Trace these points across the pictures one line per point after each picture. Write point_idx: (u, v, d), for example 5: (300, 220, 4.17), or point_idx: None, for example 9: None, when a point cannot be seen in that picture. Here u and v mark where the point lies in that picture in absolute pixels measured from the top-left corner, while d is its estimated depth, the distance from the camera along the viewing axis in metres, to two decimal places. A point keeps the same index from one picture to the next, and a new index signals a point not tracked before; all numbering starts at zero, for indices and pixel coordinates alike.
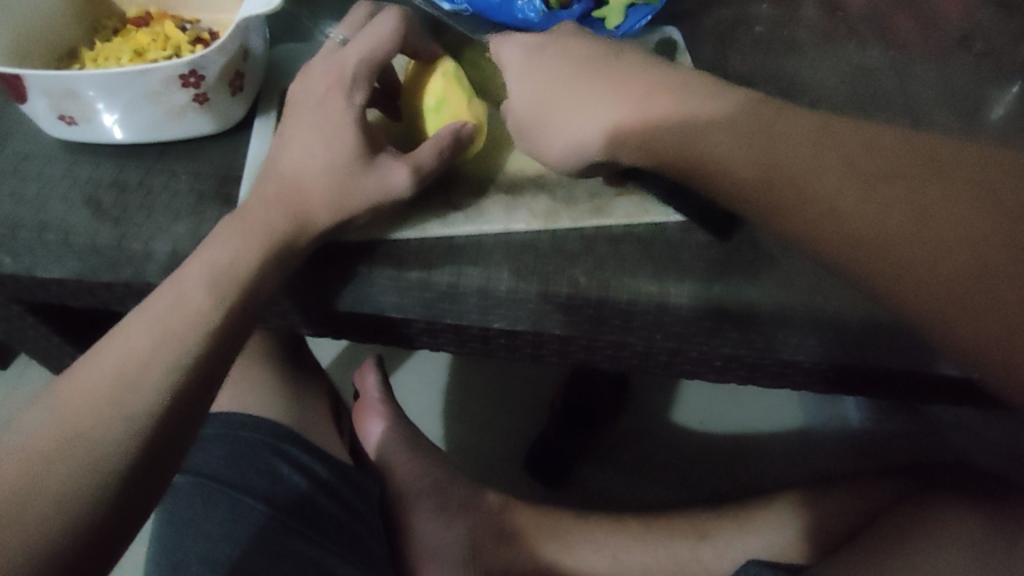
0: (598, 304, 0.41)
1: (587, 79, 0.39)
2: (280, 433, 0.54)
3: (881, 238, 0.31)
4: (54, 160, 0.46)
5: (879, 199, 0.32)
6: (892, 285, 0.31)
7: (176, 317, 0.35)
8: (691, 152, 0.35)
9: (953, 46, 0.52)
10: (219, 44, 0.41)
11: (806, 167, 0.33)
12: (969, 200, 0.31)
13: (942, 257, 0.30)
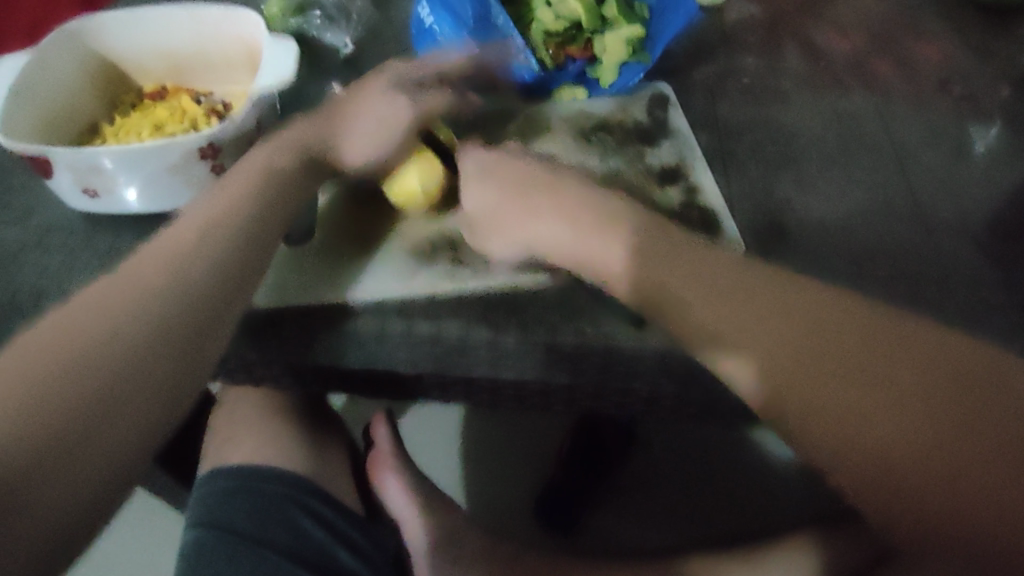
0: (605, 354, 0.41)
1: (534, 202, 0.44)
2: (298, 486, 0.55)
3: (758, 359, 0.35)
4: (76, 231, 0.48)
5: (759, 316, 0.36)
6: (812, 398, 0.33)
7: (162, 268, 0.38)
8: (599, 264, 0.41)
9: (933, 88, 0.54)
10: (237, 119, 0.45)
11: (698, 289, 0.37)
12: (834, 330, 0.34)
13: (815, 383, 0.33)
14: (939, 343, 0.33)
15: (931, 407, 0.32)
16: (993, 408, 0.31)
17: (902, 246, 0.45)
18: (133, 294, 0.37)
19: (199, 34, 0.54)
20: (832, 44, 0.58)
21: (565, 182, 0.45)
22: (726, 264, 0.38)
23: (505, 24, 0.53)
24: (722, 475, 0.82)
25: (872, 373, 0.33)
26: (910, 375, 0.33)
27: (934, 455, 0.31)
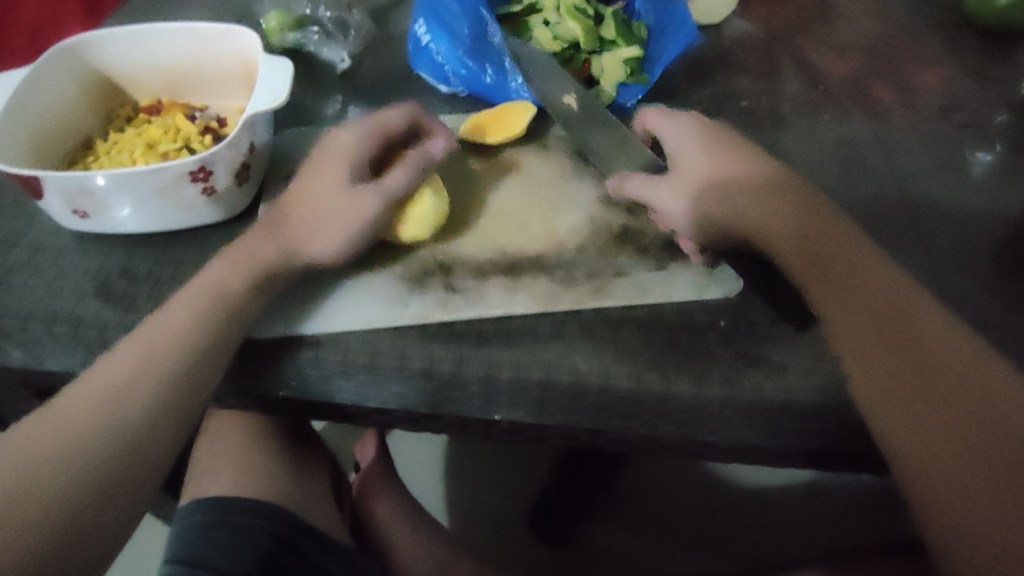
0: (600, 391, 0.41)
1: (722, 168, 0.46)
2: (278, 516, 0.54)
3: (882, 397, 0.36)
4: (66, 251, 0.48)
5: (890, 362, 0.37)
6: (916, 447, 0.34)
7: (160, 341, 0.39)
8: (838, 268, 0.40)
9: (933, 115, 0.54)
10: (229, 141, 0.44)
11: (852, 316, 0.39)
12: (964, 402, 0.34)
13: (919, 435, 0.34)
14: (967, 358, 0.36)
15: (948, 402, 0.35)
16: (1001, 411, 0.34)
17: None
18: (127, 369, 0.38)
19: (194, 48, 0.53)
20: (832, 68, 0.58)
21: (728, 151, 0.47)
22: (885, 301, 0.39)
23: (505, 42, 0.55)
24: (718, 493, 0.80)
25: (917, 363, 0.36)
26: (942, 373, 0.35)
27: (938, 445, 0.34)
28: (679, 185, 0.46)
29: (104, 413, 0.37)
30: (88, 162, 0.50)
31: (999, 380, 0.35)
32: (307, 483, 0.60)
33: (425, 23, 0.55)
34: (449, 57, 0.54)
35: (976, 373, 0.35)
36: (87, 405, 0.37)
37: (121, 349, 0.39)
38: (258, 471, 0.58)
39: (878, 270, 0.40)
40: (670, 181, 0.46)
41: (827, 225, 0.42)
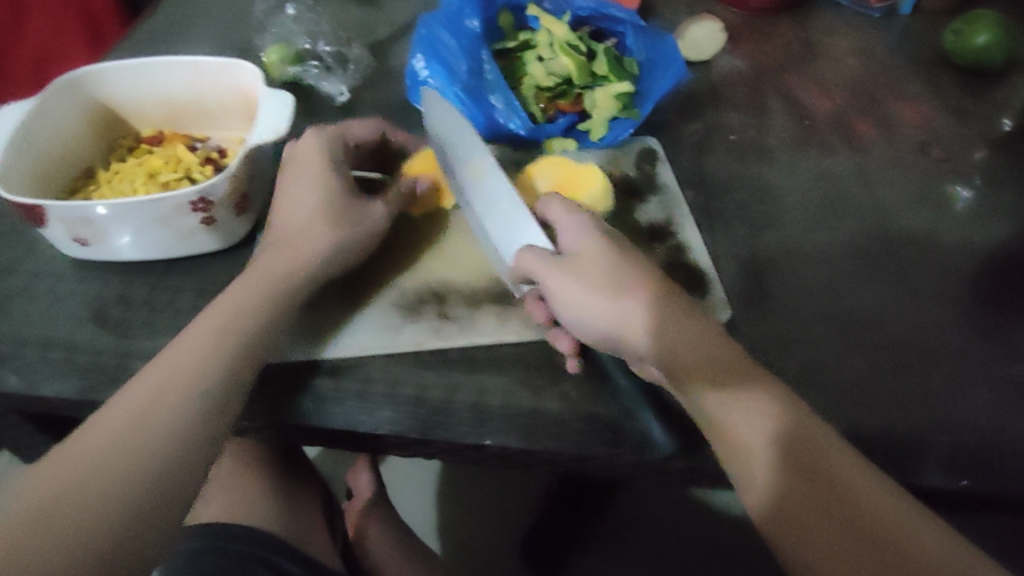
0: (588, 419, 0.42)
1: (592, 267, 0.40)
2: (265, 542, 0.54)
3: (781, 510, 0.32)
4: (64, 278, 0.48)
5: (790, 485, 0.33)
6: (823, 573, 0.30)
7: (173, 376, 0.37)
8: (695, 391, 0.36)
9: (914, 151, 0.55)
10: (228, 173, 0.45)
11: (768, 430, 0.34)
12: (870, 532, 0.30)
13: (835, 558, 0.30)
14: (904, 508, 0.31)
15: (880, 553, 0.30)
16: (926, 573, 0.29)
17: (881, 312, 0.46)
18: (147, 406, 0.36)
19: (197, 81, 0.54)
20: (816, 104, 0.60)
21: (621, 238, 0.42)
22: (791, 417, 0.34)
23: (498, 80, 0.55)
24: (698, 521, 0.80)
25: (845, 508, 0.31)
26: (871, 523, 0.31)
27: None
28: (575, 276, 0.40)
29: (125, 449, 0.34)
30: (90, 191, 0.51)
31: (929, 532, 0.30)
32: (296, 510, 0.60)
33: (422, 57, 0.56)
34: (445, 92, 0.55)
35: (910, 526, 0.30)
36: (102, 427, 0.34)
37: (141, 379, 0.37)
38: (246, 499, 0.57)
39: (783, 396, 0.35)
40: (568, 268, 0.40)
41: (732, 350, 0.37)
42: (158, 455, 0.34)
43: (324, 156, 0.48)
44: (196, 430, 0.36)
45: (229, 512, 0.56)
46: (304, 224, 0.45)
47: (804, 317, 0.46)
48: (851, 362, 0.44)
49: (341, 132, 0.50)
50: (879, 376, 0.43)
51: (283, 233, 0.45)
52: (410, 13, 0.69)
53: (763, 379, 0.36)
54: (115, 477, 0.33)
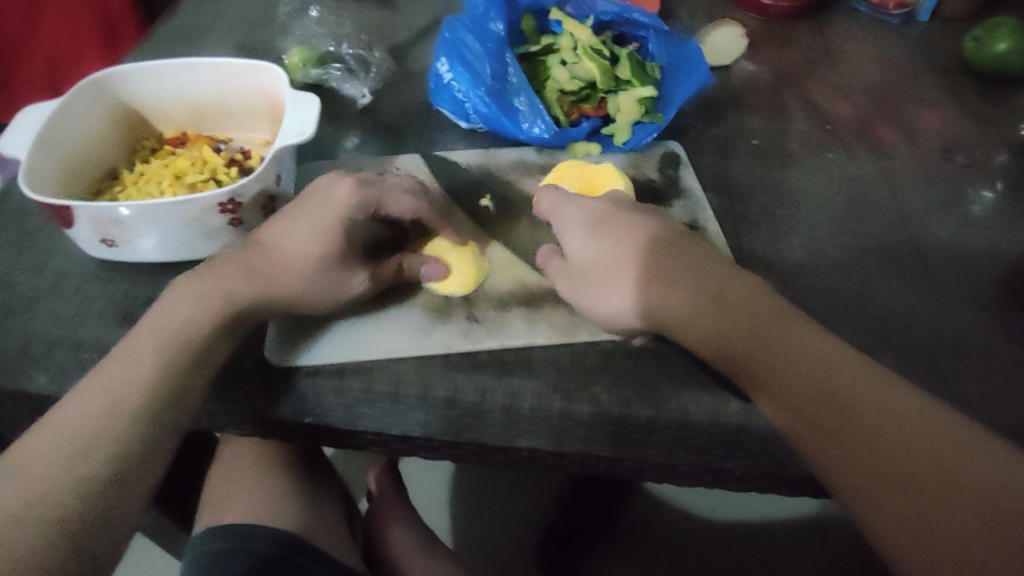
0: (619, 420, 0.43)
1: (612, 265, 0.42)
2: (287, 543, 0.53)
3: (839, 477, 0.32)
4: (93, 280, 0.49)
5: (838, 443, 0.32)
6: (903, 531, 0.30)
7: (120, 384, 0.37)
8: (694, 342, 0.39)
9: (935, 157, 0.56)
10: (257, 174, 0.45)
11: (788, 371, 0.35)
12: (933, 470, 0.30)
13: (907, 512, 0.30)
14: (936, 423, 0.32)
15: (928, 465, 0.30)
16: (969, 481, 0.30)
17: (909, 315, 0.46)
18: (89, 419, 0.36)
19: (221, 82, 0.54)
20: (838, 108, 0.60)
21: (622, 222, 0.44)
22: (807, 363, 0.35)
23: (522, 83, 0.55)
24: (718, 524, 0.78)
25: (887, 437, 0.31)
26: (915, 440, 0.31)
27: (945, 528, 0.29)
28: (598, 280, 0.42)
29: (92, 436, 0.35)
30: (116, 192, 0.51)
31: (969, 438, 0.31)
32: (318, 509, 0.60)
33: (448, 62, 0.56)
34: (469, 95, 0.55)
35: (946, 433, 0.31)
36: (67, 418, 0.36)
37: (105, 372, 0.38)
38: (267, 498, 0.57)
39: (807, 335, 0.36)
40: (588, 275, 0.43)
41: (749, 304, 0.38)
42: (92, 467, 0.35)
43: (341, 216, 0.44)
44: (138, 442, 0.36)
45: (247, 514, 0.56)
46: (280, 270, 0.43)
47: (833, 320, 0.46)
48: (882, 365, 0.44)
49: (377, 196, 0.45)
50: (910, 380, 0.43)
51: (248, 261, 0.43)
52: (430, 17, 0.69)
53: (782, 329, 0.36)
54: (48, 487, 0.33)
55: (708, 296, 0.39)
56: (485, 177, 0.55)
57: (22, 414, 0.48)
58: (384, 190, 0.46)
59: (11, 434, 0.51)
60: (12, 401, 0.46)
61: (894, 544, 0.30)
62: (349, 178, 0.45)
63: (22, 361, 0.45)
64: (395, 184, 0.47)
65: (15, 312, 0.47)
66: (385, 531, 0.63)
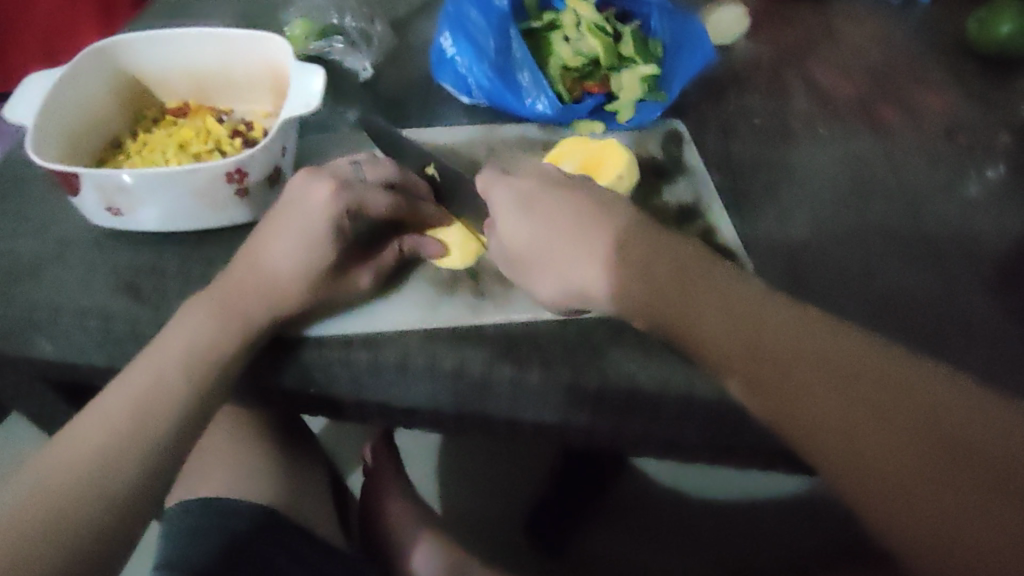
0: (623, 393, 0.43)
1: (585, 233, 0.41)
2: (278, 516, 0.54)
3: (760, 380, 0.35)
4: (97, 249, 0.49)
5: (747, 346, 0.36)
6: (815, 414, 0.33)
7: (144, 399, 0.39)
8: (642, 286, 0.39)
9: (938, 138, 0.57)
10: (264, 145, 0.45)
11: (691, 306, 0.38)
12: (833, 371, 0.34)
13: (820, 404, 0.33)
14: (877, 362, 0.34)
15: (869, 402, 0.33)
16: (872, 372, 0.34)
17: (908, 293, 0.47)
18: (116, 424, 0.38)
19: (224, 53, 0.53)
20: (838, 88, 0.60)
21: (554, 202, 0.43)
22: (713, 288, 0.38)
23: (526, 58, 0.55)
24: (706, 500, 0.78)
25: (818, 375, 0.34)
26: (807, 344, 0.35)
27: (889, 451, 0.32)
28: (563, 248, 0.41)
29: (117, 441, 0.38)
30: (119, 161, 0.51)
31: (849, 343, 0.35)
32: (315, 481, 0.60)
33: (451, 36, 0.56)
34: (473, 71, 0.55)
35: (889, 372, 0.34)
36: (102, 417, 0.38)
37: (132, 378, 0.40)
38: (263, 469, 0.58)
39: (721, 283, 0.38)
40: (547, 248, 0.42)
41: (686, 270, 0.39)
42: (120, 468, 0.37)
43: (325, 226, 0.43)
44: (162, 438, 0.39)
45: (241, 486, 0.56)
46: (287, 286, 0.43)
47: (834, 298, 0.46)
48: (881, 340, 0.44)
49: (358, 201, 0.44)
50: (909, 355, 0.43)
51: (250, 280, 0.43)
52: None
53: (704, 287, 0.38)
54: (75, 497, 0.36)
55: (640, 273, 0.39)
56: (489, 152, 0.55)
57: (22, 379, 0.48)
58: (363, 192, 0.44)
59: (9, 400, 0.51)
60: (11, 367, 0.47)
61: (824, 436, 0.33)
62: (328, 183, 0.44)
63: (26, 328, 0.45)
64: (373, 184, 0.45)
65: (18, 280, 0.47)
66: (380, 505, 0.63)
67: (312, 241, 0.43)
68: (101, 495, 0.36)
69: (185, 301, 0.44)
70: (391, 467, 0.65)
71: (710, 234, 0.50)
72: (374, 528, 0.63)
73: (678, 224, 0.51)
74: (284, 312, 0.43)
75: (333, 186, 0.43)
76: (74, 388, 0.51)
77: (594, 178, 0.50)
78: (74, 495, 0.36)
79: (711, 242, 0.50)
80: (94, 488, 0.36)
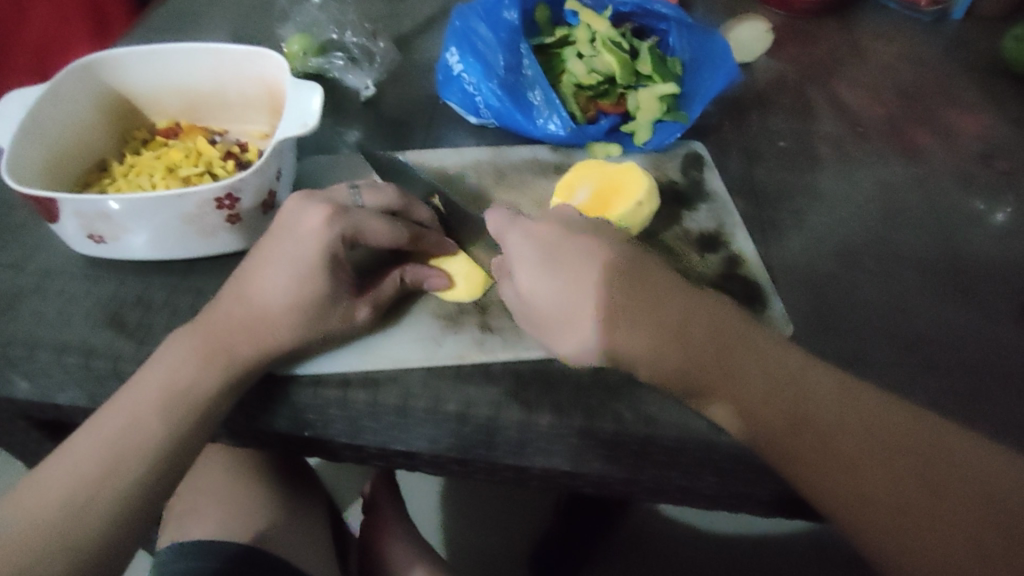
0: (643, 440, 0.40)
1: (615, 285, 0.36)
2: (268, 563, 0.50)
3: (782, 436, 0.32)
4: (79, 278, 0.46)
5: (771, 397, 0.33)
6: (844, 470, 0.31)
7: (120, 446, 0.36)
8: (678, 341, 0.34)
9: (975, 162, 0.53)
10: (256, 167, 0.42)
11: (715, 356, 0.34)
12: (862, 431, 0.31)
13: (851, 468, 0.31)
14: (910, 425, 0.32)
15: (918, 478, 0.30)
16: (900, 429, 0.31)
17: (951, 331, 0.43)
18: (88, 473, 0.35)
19: (217, 70, 0.50)
20: (866, 108, 0.57)
21: (576, 247, 0.37)
22: (733, 335, 0.35)
23: (538, 75, 0.52)
24: (722, 540, 0.74)
25: (845, 436, 0.31)
26: (833, 402, 0.32)
27: (924, 513, 0.29)
28: (595, 303, 0.36)
29: (87, 494, 0.34)
30: (104, 185, 0.48)
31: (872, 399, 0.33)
32: (310, 523, 0.57)
33: (458, 53, 0.54)
34: (481, 89, 0.52)
35: (933, 441, 0.31)
36: (75, 464, 0.35)
37: (107, 421, 0.37)
38: (252, 507, 0.54)
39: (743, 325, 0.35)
40: (576, 303, 0.36)
41: (710, 321, 0.35)
42: (90, 524, 0.34)
43: (318, 256, 0.39)
44: (137, 491, 0.36)
45: (230, 528, 0.53)
46: (277, 321, 0.40)
47: (870, 336, 0.43)
48: (924, 383, 0.41)
49: (355, 229, 0.41)
50: (955, 402, 0.40)
51: (236, 315, 0.40)
52: (440, 6, 0.66)
53: (726, 341, 0.34)
54: (38, 556, 0.32)
55: (674, 334, 0.34)
56: (498, 176, 0.51)
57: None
58: (360, 219, 0.41)
59: None
60: None
61: (854, 496, 0.30)
62: (322, 208, 0.40)
63: (0, 364, 0.42)
64: (373, 211, 0.42)
65: None
66: (379, 546, 0.60)
67: (303, 272, 0.39)
68: (68, 555, 0.33)
69: (165, 338, 0.40)
70: (392, 505, 0.62)
71: (736, 264, 0.47)
72: (373, 570, 0.60)
73: (700, 253, 0.47)
74: (276, 349, 0.40)
75: (331, 211, 0.40)
76: (55, 425, 0.48)
77: (612, 202, 0.47)
78: (37, 553, 0.32)
79: (738, 273, 0.46)
80: (58, 547, 0.33)
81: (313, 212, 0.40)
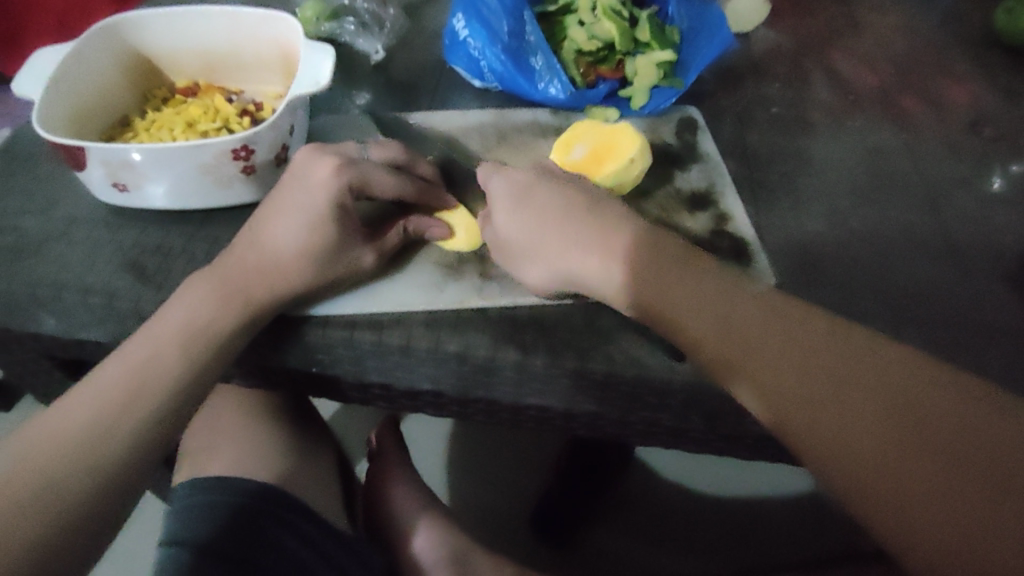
0: (630, 380, 0.42)
1: (572, 223, 0.42)
2: (277, 499, 0.53)
3: (746, 363, 0.34)
4: (104, 226, 0.48)
5: (735, 328, 0.35)
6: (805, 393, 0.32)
7: (142, 374, 0.39)
8: (637, 271, 0.39)
9: (962, 130, 0.55)
10: (271, 122, 0.45)
11: (683, 294, 0.37)
12: (828, 357, 0.33)
13: (811, 389, 0.32)
14: (882, 358, 0.32)
15: (876, 406, 0.31)
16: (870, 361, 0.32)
17: (928, 286, 0.45)
18: (114, 397, 0.38)
19: (234, 32, 0.53)
20: (859, 77, 0.59)
21: (543, 194, 0.43)
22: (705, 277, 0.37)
23: (540, 41, 0.54)
24: (714, 500, 0.77)
25: (810, 364, 0.33)
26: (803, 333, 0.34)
27: (881, 439, 0.30)
28: (552, 240, 0.42)
29: (112, 415, 0.37)
30: (127, 139, 0.50)
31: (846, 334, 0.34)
32: (316, 467, 0.60)
33: (464, 18, 0.55)
34: (485, 54, 0.54)
35: (905, 375, 0.31)
36: (101, 390, 0.38)
37: (131, 352, 0.39)
38: (262, 449, 0.57)
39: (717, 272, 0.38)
40: (538, 239, 0.43)
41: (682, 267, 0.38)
42: (116, 443, 0.37)
43: (327, 204, 0.42)
44: (158, 415, 0.38)
45: (241, 467, 0.55)
46: (289, 265, 0.42)
47: (850, 290, 0.45)
48: (899, 333, 0.43)
49: (362, 179, 0.43)
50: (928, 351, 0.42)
51: (251, 259, 0.42)
52: None
53: (696, 279, 0.37)
54: (68, 469, 0.35)
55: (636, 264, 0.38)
56: (500, 137, 0.54)
57: (28, 355, 0.48)
58: (367, 170, 0.44)
59: (13, 376, 0.51)
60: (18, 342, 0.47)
61: (812, 420, 0.31)
62: (332, 160, 0.43)
63: (30, 302, 0.45)
64: (379, 164, 0.45)
65: (24, 255, 0.47)
66: (383, 493, 0.63)
67: (312, 218, 0.42)
68: (96, 469, 0.36)
69: (184, 281, 0.43)
70: (396, 455, 0.65)
71: (724, 222, 0.49)
72: (377, 515, 0.62)
73: (690, 211, 0.50)
74: (287, 292, 0.43)
75: (340, 162, 0.43)
76: (79, 366, 0.51)
77: (605, 162, 0.49)
78: (67, 466, 0.35)
79: (725, 229, 0.48)
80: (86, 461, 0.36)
81: (323, 162, 0.43)
